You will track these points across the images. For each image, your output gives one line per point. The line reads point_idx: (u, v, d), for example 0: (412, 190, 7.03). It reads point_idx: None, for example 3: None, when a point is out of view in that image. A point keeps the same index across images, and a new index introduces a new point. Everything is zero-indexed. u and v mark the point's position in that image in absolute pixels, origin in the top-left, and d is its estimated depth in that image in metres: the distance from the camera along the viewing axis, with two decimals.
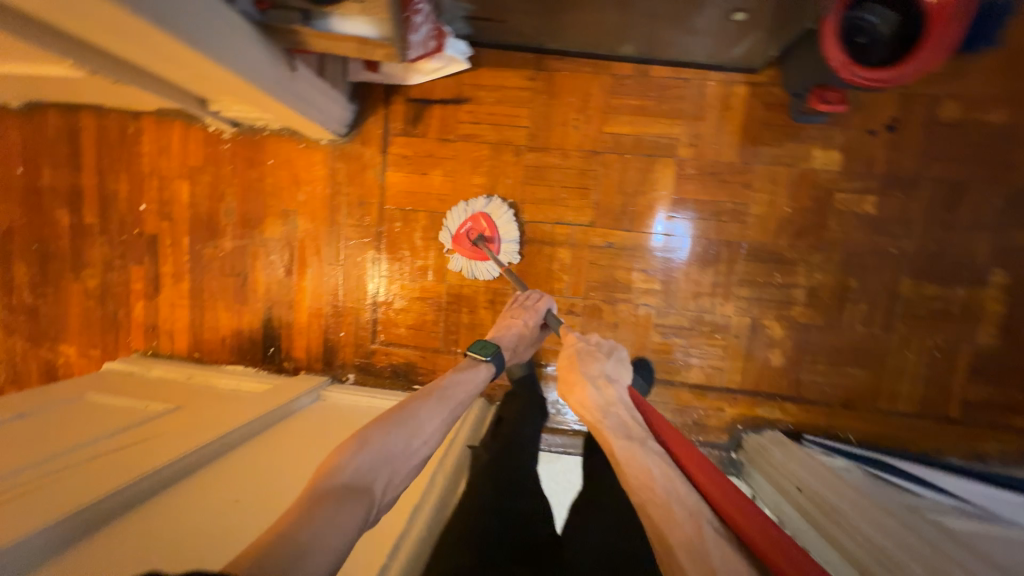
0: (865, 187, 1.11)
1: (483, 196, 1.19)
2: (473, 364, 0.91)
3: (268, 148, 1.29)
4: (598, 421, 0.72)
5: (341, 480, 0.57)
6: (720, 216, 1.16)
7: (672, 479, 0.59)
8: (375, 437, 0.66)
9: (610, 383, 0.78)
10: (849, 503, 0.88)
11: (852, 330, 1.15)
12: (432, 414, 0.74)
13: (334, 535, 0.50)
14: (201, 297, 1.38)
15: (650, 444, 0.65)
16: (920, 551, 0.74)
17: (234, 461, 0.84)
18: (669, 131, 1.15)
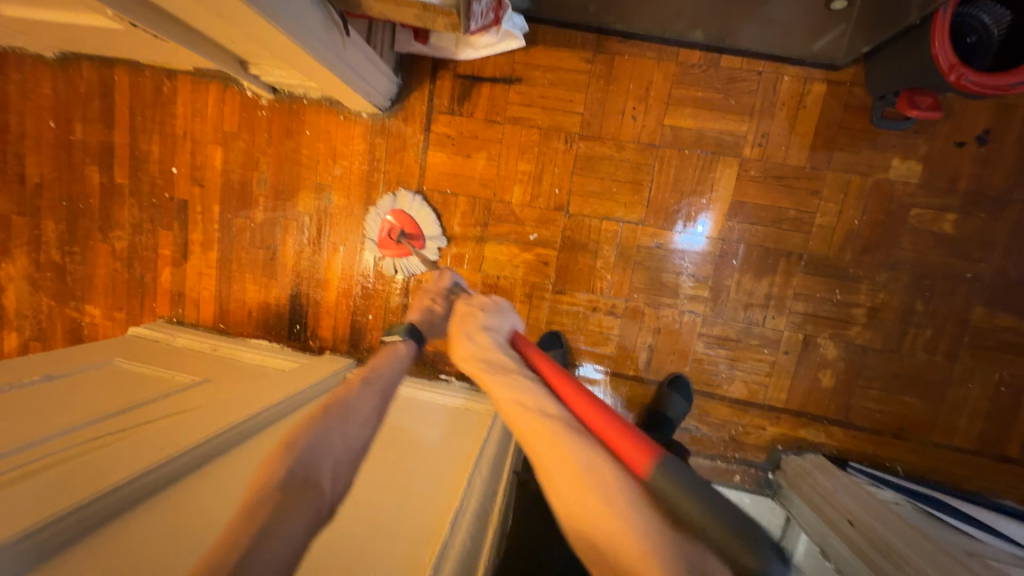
0: (947, 204, 1.02)
1: (388, 195, 1.22)
2: (392, 346, 0.78)
3: (305, 118, 1.23)
4: (472, 363, 0.66)
5: (272, 489, 0.51)
6: (782, 224, 1.08)
7: (543, 409, 0.55)
8: (298, 444, 0.56)
9: (486, 330, 0.72)
10: (906, 543, 0.82)
11: (912, 356, 1.08)
12: (360, 399, 0.63)
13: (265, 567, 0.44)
14: (229, 267, 1.35)
15: (524, 371, 0.62)
16: None
17: (263, 445, 0.80)
18: (735, 128, 1.07)
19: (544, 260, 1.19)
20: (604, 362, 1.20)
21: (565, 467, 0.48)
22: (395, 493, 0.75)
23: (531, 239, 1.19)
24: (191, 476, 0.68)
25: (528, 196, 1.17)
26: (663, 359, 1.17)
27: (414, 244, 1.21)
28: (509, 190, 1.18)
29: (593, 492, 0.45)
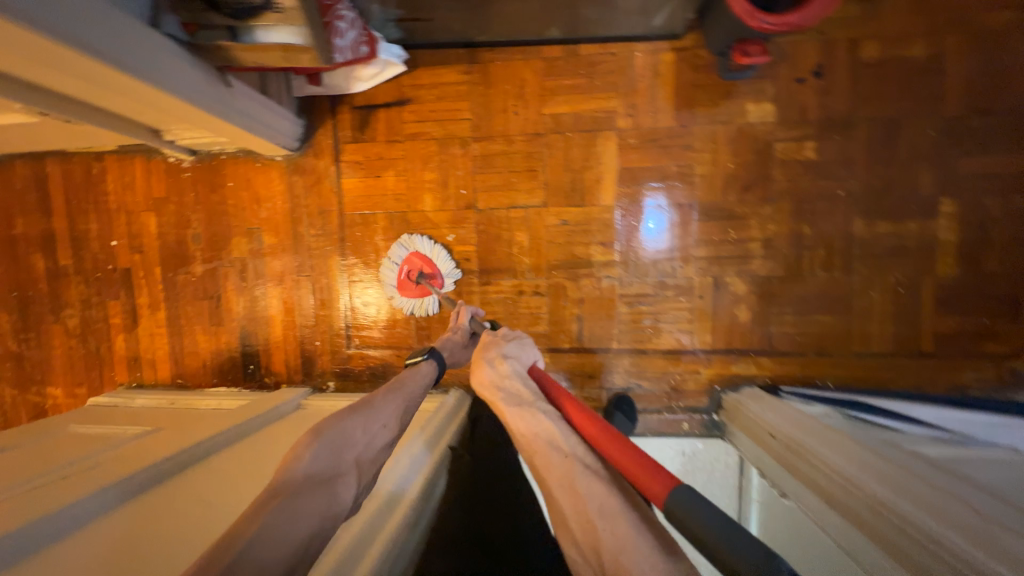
0: (803, 134, 1.13)
1: (395, 244, 1.26)
2: (414, 364, 0.97)
3: (226, 171, 1.34)
4: (493, 395, 0.78)
5: (304, 478, 0.62)
6: (667, 180, 1.18)
7: (554, 436, 0.68)
8: (328, 428, 0.71)
9: (507, 358, 0.83)
10: (818, 441, 0.89)
11: (813, 276, 1.15)
12: (384, 404, 0.81)
13: (291, 526, 0.54)
14: (178, 323, 1.41)
15: (538, 405, 0.72)
16: (896, 479, 0.74)
17: (207, 467, 0.85)
18: (605, 105, 1.18)
19: (465, 257, 1.27)
20: (540, 341, 1.26)
21: (576, 499, 0.59)
22: None
23: (449, 240, 1.27)
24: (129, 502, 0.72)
25: (439, 201, 1.26)
26: (593, 327, 1.23)
27: (435, 285, 1.24)
28: (420, 200, 1.27)
29: (598, 526, 0.55)
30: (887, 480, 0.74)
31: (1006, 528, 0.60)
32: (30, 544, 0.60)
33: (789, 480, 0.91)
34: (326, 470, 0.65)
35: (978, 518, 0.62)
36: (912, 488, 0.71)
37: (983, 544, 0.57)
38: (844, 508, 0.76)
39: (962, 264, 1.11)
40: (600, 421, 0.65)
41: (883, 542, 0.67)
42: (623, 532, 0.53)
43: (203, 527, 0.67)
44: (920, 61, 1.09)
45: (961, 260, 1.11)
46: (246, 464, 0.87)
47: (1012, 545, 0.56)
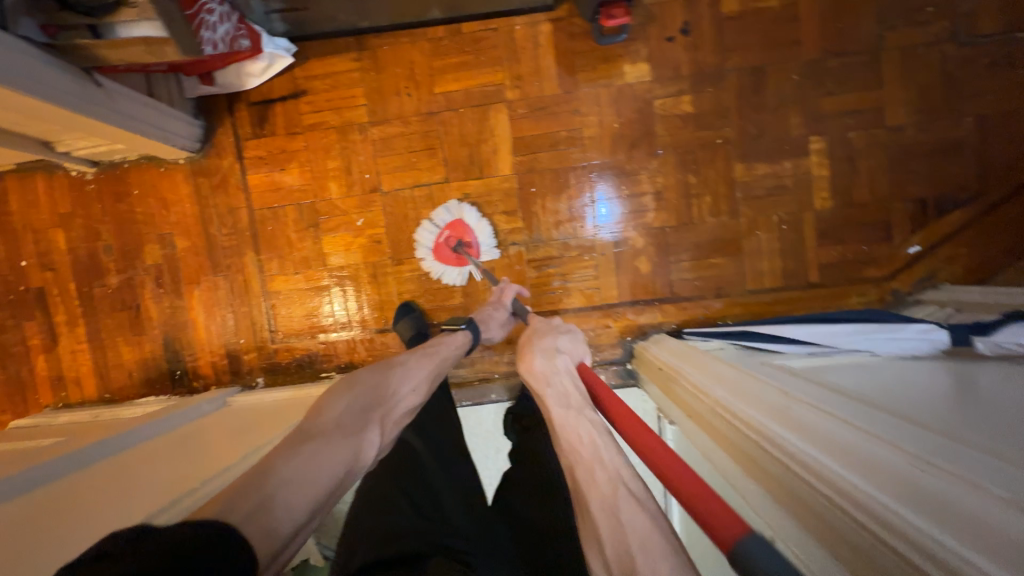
0: (678, 89, 1.19)
1: (442, 207, 1.25)
2: (453, 332, 1.05)
3: (132, 179, 1.34)
4: (541, 387, 0.75)
5: (336, 425, 0.72)
6: (558, 145, 1.23)
7: (599, 451, 0.60)
8: (365, 380, 0.82)
9: (559, 352, 0.81)
10: (696, 371, 0.95)
11: (703, 222, 1.21)
12: (417, 367, 0.89)
13: (320, 471, 0.62)
14: (100, 337, 1.40)
15: (587, 412, 0.67)
16: (762, 398, 0.79)
17: (118, 459, 0.90)
18: (493, 79, 1.23)
19: (376, 240, 1.29)
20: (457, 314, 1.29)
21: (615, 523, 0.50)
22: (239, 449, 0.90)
23: (359, 225, 1.30)
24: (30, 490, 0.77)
25: (345, 187, 1.29)
26: None
27: (471, 254, 1.23)
28: (327, 188, 1.29)
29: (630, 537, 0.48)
30: (751, 400, 0.79)
31: (846, 426, 0.64)
32: None
33: (677, 416, 0.96)
34: (352, 427, 0.73)
35: (828, 421, 0.66)
36: (774, 405, 0.75)
37: (823, 446, 0.60)
38: (715, 431, 0.81)
39: (835, 196, 1.18)
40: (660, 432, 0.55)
41: (743, 456, 0.71)
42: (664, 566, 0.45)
43: (115, 490, 0.75)
44: (776, 11, 1.16)
45: (834, 193, 1.18)
46: (194, 445, 0.97)
47: (855, 446, 0.59)
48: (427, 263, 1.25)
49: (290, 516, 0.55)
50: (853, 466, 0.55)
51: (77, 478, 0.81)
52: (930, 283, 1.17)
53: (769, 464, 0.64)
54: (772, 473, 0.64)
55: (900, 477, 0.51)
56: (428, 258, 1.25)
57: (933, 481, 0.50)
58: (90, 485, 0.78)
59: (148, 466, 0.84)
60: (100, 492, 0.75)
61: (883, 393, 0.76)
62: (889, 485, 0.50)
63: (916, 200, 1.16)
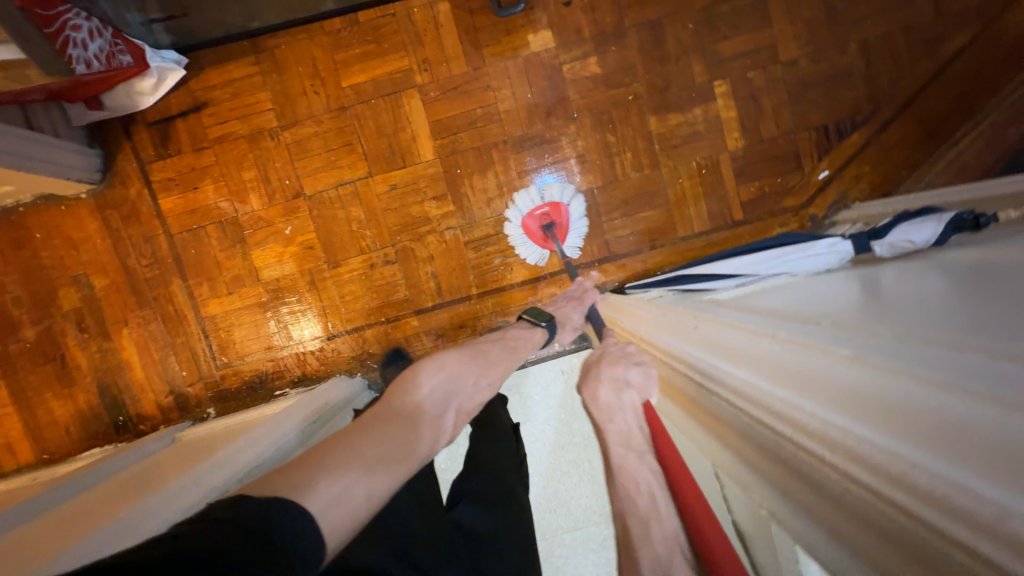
0: (583, 51, 1.20)
1: (557, 184, 1.23)
2: (531, 328, 0.98)
3: (31, 223, 1.25)
4: (603, 420, 0.66)
5: (420, 406, 0.68)
6: (476, 123, 1.22)
7: (655, 507, 0.53)
8: (454, 363, 0.77)
9: (630, 386, 0.69)
10: (646, 326, 0.88)
11: (628, 178, 1.24)
12: (497, 359, 0.86)
13: (406, 453, 0.58)
14: (26, 397, 1.30)
15: (647, 458, 0.58)
16: (712, 337, 0.72)
17: (60, 513, 0.83)
18: (399, 65, 1.21)
19: (309, 246, 1.26)
20: (405, 308, 1.28)
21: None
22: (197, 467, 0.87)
23: (288, 233, 1.26)
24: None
25: (266, 197, 1.24)
26: (451, 279, 1.26)
27: (558, 238, 1.22)
28: (248, 200, 1.25)
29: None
30: (701, 342, 0.72)
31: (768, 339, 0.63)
32: None
33: None
34: (433, 412, 0.69)
35: (766, 343, 0.63)
36: (725, 343, 0.68)
37: (755, 366, 0.59)
38: (678, 390, 0.73)
39: (746, 135, 1.23)
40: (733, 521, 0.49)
41: (697, 405, 0.67)
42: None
43: (66, 527, 0.72)
44: None
45: (744, 132, 1.23)
46: (142, 487, 0.89)
47: (815, 372, 0.52)
48: (512, 226, 1.23)
49: (368, 503, 0.49)
50: (781, 381, 0.53)
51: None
52: (842, 204, 1.24)
53: (724, 409, 0.60)
54: (744, 429, 0.56)
55: (823, 378, 0.50)
56: (515, 222, 1.24)
57: (899, 389, 0.43)
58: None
59: (81, 522, 0.72)
60: (13, 562, 0.61)
61: (812, 309, 0.77)
62: (827, 395, 0.47)
63: (819, 129, 1.23)
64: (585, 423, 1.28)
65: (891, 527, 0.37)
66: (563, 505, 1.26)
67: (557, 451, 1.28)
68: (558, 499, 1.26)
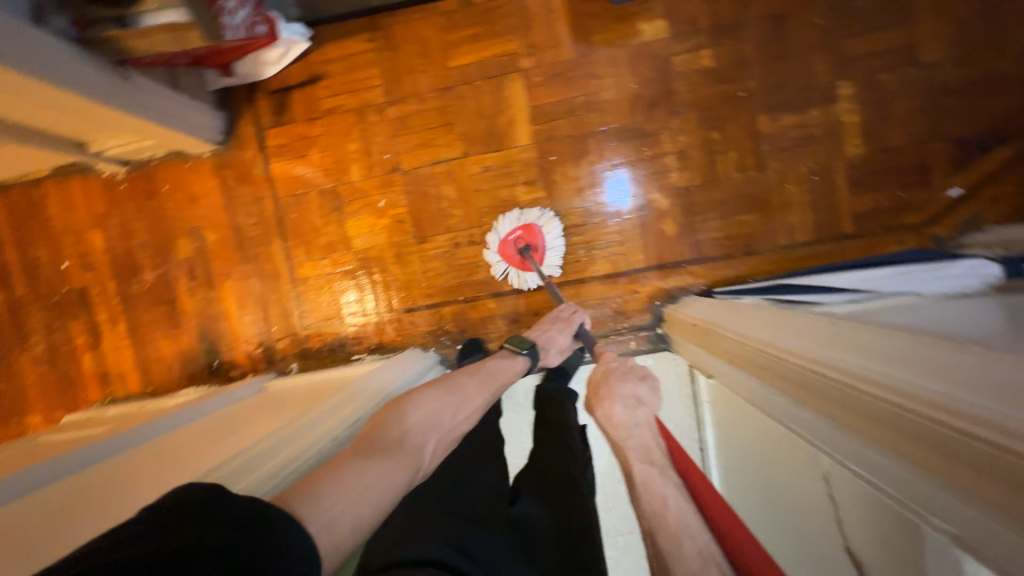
0: (697, 43, 1.16)
1: (536, 208, 1.23)
2: (511, 356, 0.98)
3: (161, 176, 1.38)
4: (619, 436, 0.68)
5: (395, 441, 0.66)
6: (576, 111, 1.21)
7: (689, 523, 0.51)
8: (427, 403, 0.76)
9: (640, 403, 0.74)
10: (747, 323, 0.90)
11: (728, 179, 1.18)
12: (474, 393, 0.84)
13: (388, 485, 0.57)
14: (140, 332, 1.45)
15: (670, 474, 0.58)
16: (819, 331, 0.72)
17: (167, 441, 0.92)
18: (506, 48, 1.22)
19: (399, 219, 1.30)
20: (483, 289, 1.29)
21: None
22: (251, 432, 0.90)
23: (382, 205, 1.30)
24: (92, 469, 0.80)
25: (365, 169, 1.30)
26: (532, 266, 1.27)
27: (536, 261, 1.21)
28: (349, 171, 1.31)
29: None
30: (808, 336, 0.73)
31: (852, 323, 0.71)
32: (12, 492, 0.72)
33: (730, 372, 0.91)
34: (413, 443, 0.68)
35: (875, 335, 0.63)
36: (834, 336, 0.68)
37: (863, 353, 0.59)
38: (780, 382, 0.74)
39: (868, 142, 1.14)
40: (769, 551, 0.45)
41: (802, 392, 0.68)
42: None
43: (130, 469, 0.76)
44: None
45: (866, 139, 1.14)
46: (232, 428, 0.97)
47: (924, 355, 0.52)
48: (490, 253, 1.24)
49: (355, 530, 0.49)
50: (847, 349, 0.63)
51: (75, 479, 0.75)
52: (974, 226, 1.12)
53: (830, 389, 0.61)
54: (851, 405, 0.57)
55: (943, 361, 0.49)
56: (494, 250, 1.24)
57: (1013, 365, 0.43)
58: (71, 494, 0.68)
59: (148, 466, 0.76)
60: (80, 502, 0.65)
61: (946, 322, 0.71)
62: (937, 371, 0.48)
63: (954, 141, 1.12)
64: None
65: (996, 466, 0.38)
66: (619, 506, 1.23)
67: None
68: (615, 498, 1.23)
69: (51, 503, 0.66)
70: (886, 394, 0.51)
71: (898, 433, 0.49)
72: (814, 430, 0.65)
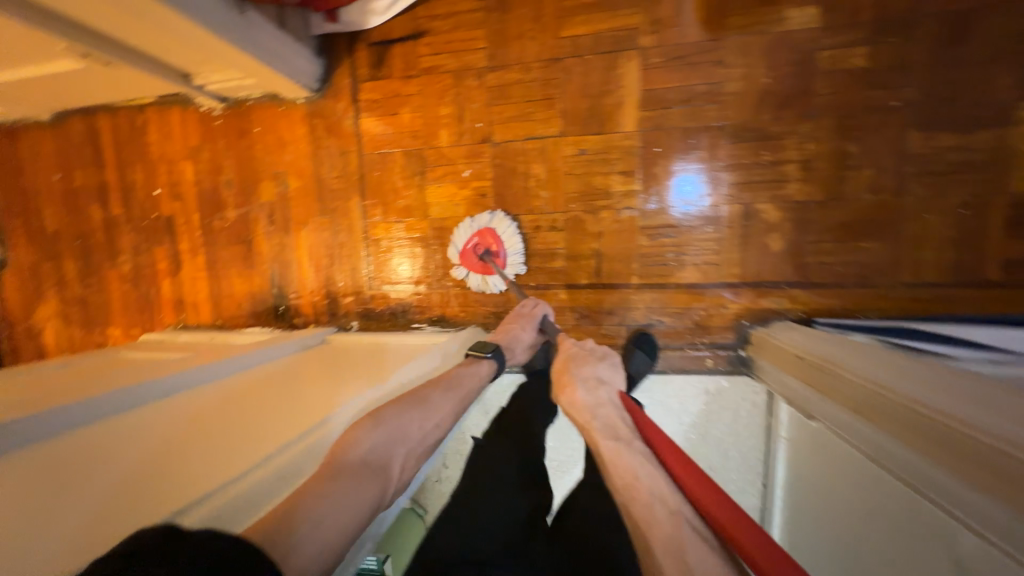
0: (851, 39, 1.01)
1: (487, 211, 1.23)
2: (475, 360, 0.96)
3: (254, 117, 1.39)
4: (585, 420, 0.74)
5: (358, 457, 0.67)
6: (694, 101, 1.10)
7: (658, 487, 0.58)
8: (390, 415, 0.74)
9: (601, 382, 0.81)
10: (839, 353, 0.88)
11: (857, 199, 1.04)
12: (439, 402, 0.82)
13: (352, 508, 0.59)
14: (216, 266, 1.50)
15: (635, 444, 0.66)
16: (926, 378, 0.73)
17: (250, 380, 0.96)
18: (627, 22, 1.11)
19: (482, 193, 1.25)
20: (557, 278, 1.23)
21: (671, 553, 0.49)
22: (300, 390, 0.90)
23: (466, 176, 1.26)
24: (187, 394, 0.84)
25: (455, 136, 1.25)
26: (614, 262, 1.19)
27: (496, 266, 1.22)
28: (437, 136, 1.26)
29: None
30: (910, 378, 0.73)
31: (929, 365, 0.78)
32: (108, 410, 0.73)
33: (808, 395, 0.89)
34: (377, 462, 0.68)
35: (993, 393, 0.63)
36: (941, 385, 0.69)
37: (973, 405, 0.61)
38: (864, 413, 0.75)
39: None
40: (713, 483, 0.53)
41: (891, 424, 0.69)
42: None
43: (211, 409, 0.78)
44: None
45: None
46: (271, 383, 0.93)
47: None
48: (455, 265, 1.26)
49: (320, 554, 0.52)
50: (917, 384, 0.71)
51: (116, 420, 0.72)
52: None
53: (924, 427, 0.63)
54: (947, 444, 0.59)
55: None
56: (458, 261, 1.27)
57: None
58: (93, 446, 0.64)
59: (176, 426, 0.71)
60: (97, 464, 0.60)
61: None
62: None
63: None
64: (713, 451, 1.17)
65: None
66: None
67: None
68: None
69: (134, 433, 0.68)
70: (967, 430, 0.57)
71: (952, 455, 0.58)
72: (896, 460, 0.67)
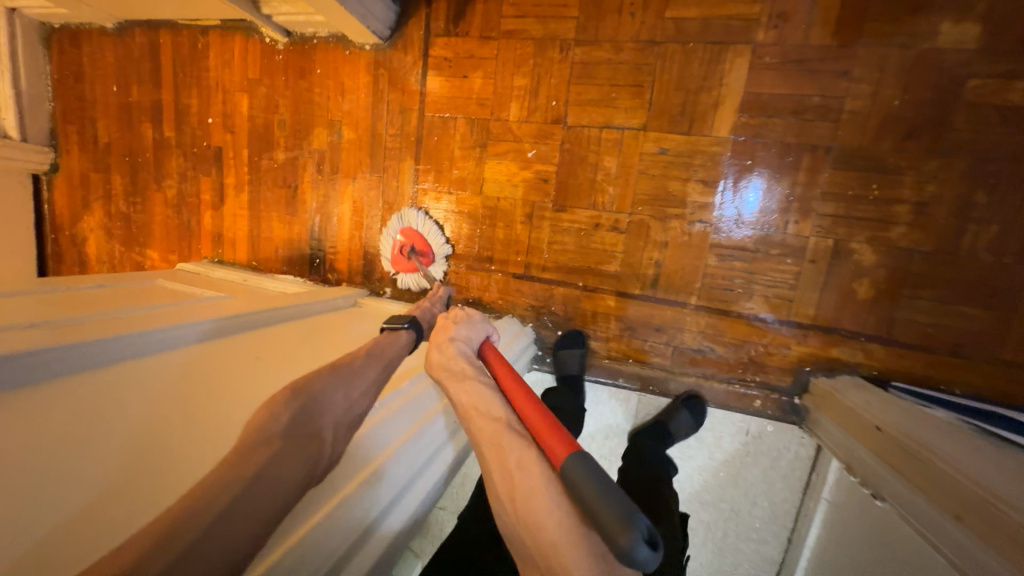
0: (1013, 70, 0.86)
1: (393, 216, 1.30)
2: (392, 331, 0.80)
3: (316, 57, 1.31)
4: (439, 368, 0.74)
5: (276, 434, 0.50)
6: (804, 114, 0.96)
7: (492, 407, 0.65)
8: (309, 386, 0.58)
9: (455, 341, 0.78)
10: (895, 414, 0.82)
11: (972, 257, 0.91)
12: (365, 369, 0.66)
13: (269, 496, 0.44)
14: (258, 207, 1.47)
15: (480, 378, 0.70)
16: (996, 461, 0.68)
17: (268, 335, 0.89)
18: (746, 11, 0.97)
19: (543, 177, 1.16)
20: (608, 283, 1.14)
21: (502, 461, 0.57)
22: (289, 360, 0.80)
23: (530, 156, 1.16)
24: (207, 343, 0.77)
25: (525, 111, 1.15)
26: (674, 277, 1.09)
27: (423, 259, 1.27)
28: (506, 108, 1.16)
29: (519, 485, 0.54)
30: (976, 456, 0.69)
31: (1008, 458, 0.69)
32: (121, 353, 0.64)
33: (859, 458, 0.83)
34: (301, 433, 0.51)
35: None
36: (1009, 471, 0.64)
37: None
38: (913, 481, 0.71)
39: None
40: (528, 390, 0.65)
41: (941, 495, 0.66)
42: (538, 490, 0.53)
43: (225, 368, 0.70)
44: None
45: None
46: (260, 348, 0.81)
47: None
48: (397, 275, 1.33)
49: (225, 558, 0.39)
50: (1004, 478, 0.61)
51: (103, 376, 0.60)
52: None
53: (975, 504, 0.59)
54: (994, 524, 0.56)
55: None
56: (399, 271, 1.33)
57: None
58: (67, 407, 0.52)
59: (157, 396, 0.59)
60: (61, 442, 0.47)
61: None
62: None
63: None
64: (740, 494, 1.10)
65: None
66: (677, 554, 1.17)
67: (694, 503, 1.14)
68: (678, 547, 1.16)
69: (143, 385, 0.60)
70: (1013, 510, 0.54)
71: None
72: (943, 536, 0.63)
